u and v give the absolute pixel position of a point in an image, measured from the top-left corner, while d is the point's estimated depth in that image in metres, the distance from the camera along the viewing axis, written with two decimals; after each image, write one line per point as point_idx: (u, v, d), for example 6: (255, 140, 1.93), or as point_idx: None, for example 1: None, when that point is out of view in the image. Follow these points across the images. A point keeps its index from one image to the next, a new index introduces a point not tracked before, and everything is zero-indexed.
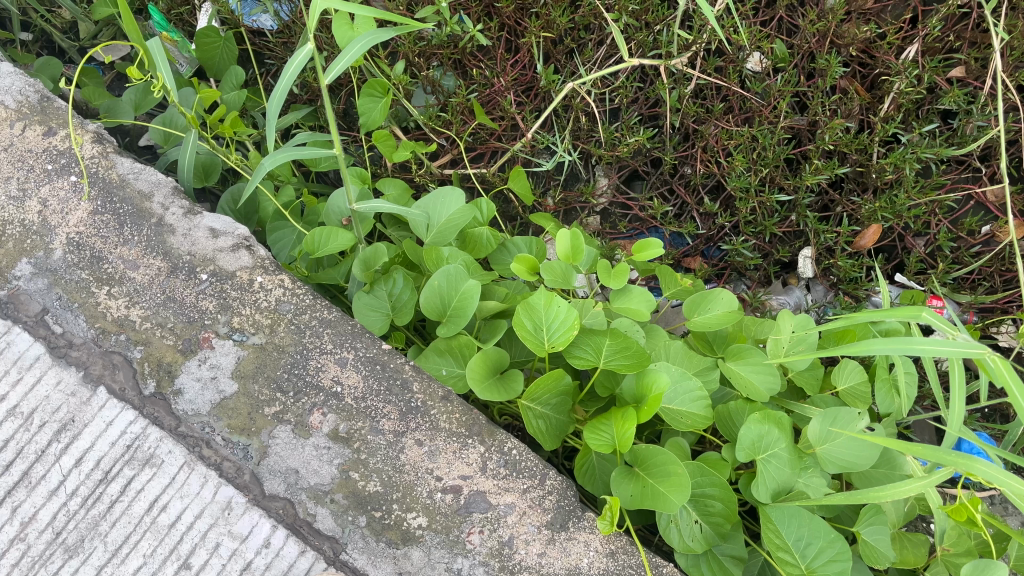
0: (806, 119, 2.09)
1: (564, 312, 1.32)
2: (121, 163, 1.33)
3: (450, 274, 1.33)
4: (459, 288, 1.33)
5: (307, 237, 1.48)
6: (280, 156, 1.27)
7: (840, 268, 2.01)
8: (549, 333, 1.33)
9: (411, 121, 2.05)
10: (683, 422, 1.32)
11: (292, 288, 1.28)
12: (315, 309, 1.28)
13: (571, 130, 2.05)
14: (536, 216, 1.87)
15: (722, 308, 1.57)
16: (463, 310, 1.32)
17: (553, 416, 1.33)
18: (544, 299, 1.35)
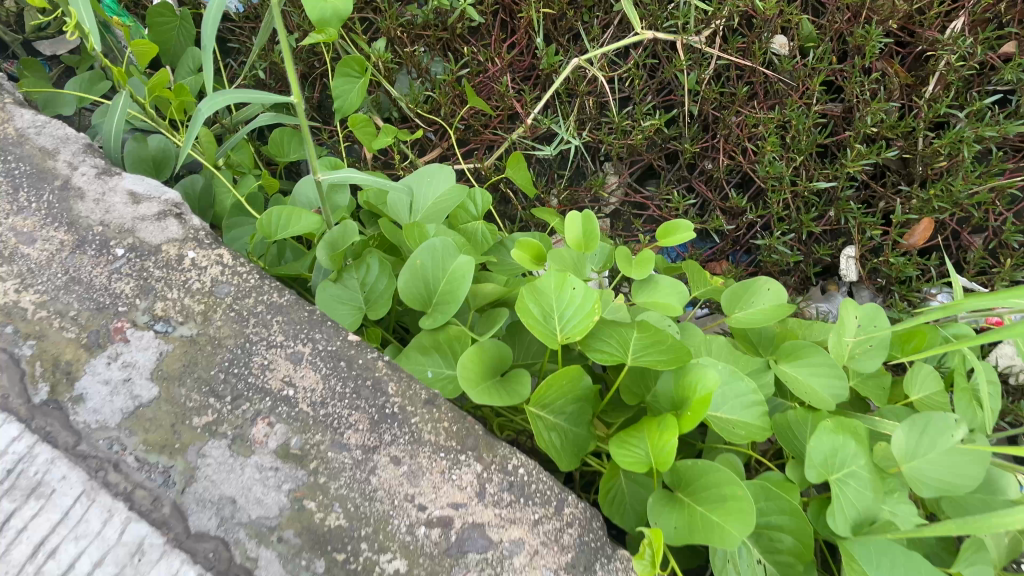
0: (841, 104, 1.84)
1: (579, 295, 1.06)
2: (19, 116, 1.13)
3: (435, 250, 1.07)
4: (447, 266, 1.06)
5: (262, 217, 1.21)
6: (221, 100, 0.99)
7: (893, 266, 1.73)
8: (561, 321, 1.05)
9: (394, 111, 1.81)
10: (736, 433, 1.04)
11: (230, 266, 1.02)
12: (261, 291, 1.02)
13: (576, 116, 1.79)
14: (539, 210, 1.61)
15: (769, 303, 1.30)
16: (452, 294, 1.05)
17: (568, 429, 1.05)
18: (553, 282, 1.08)
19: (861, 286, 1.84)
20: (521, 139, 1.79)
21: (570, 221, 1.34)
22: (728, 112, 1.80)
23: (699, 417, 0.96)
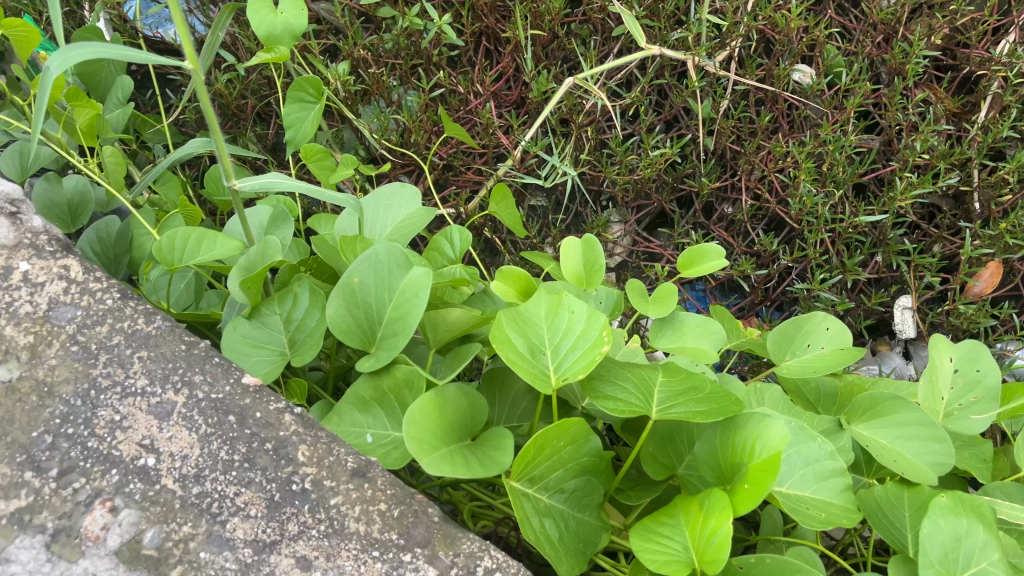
0: (881, 137, 1.56)
1: (579, 320, 0.77)
2: None
3: (378, 265, 0.78)
4: (394, 286, 0.78)
5: (158, 242, 0.92)
6: (75, 55, 0.75)
7: (963, 316, 1.42)
8: (555, 357, 0.75)
9: (361, 149, 1.56)
10: (813, 516, 0.73)
11: (75, 282, 0.74)
12: (119, 315, 0.74)
13: (573, 150, 1.54)
14: (530, 253, 1.33)
15: (830, 345, 1.00)
16: (402, 322, 0.75)
17: (568, 516, 0.73)
18: (542, 307, 0.79)
19: (919, 345, 1.54)
20: (510, 174, 1.53)
21: (568, 249, 1.07)
22: (750, 146, 1.51)
23: (764, 491, 0.65)
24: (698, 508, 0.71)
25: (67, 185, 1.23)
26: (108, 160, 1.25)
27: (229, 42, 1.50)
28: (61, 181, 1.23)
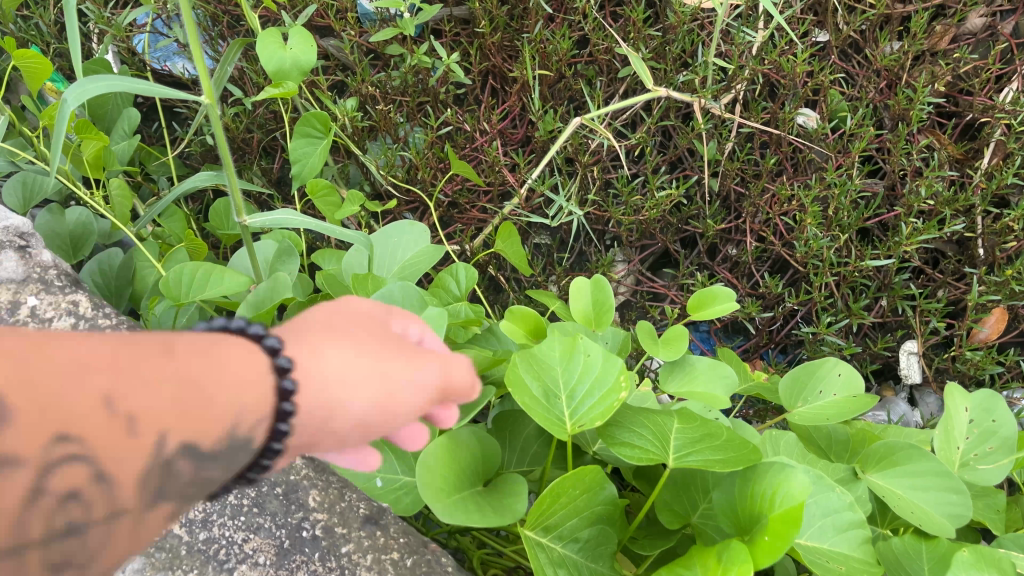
0: (885, 181, 1.56)
1: (594, 364, 0.76)
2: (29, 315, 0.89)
3: (390, 304, 0.78)
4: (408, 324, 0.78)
5: (166, 276, 0.91)
6: (91, 87, 0.75)
7: (969, 362, 1.41)
8: (571, 402, 0.75)
9: (365, 184, 1.56)
10: (833, 569, 0.71)
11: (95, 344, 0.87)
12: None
13: (579, 189, 1.54)
14: (535, 292, 1.32)
15: (842, 392, 0.99)
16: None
17: (582, 567, 0.72)
18: (554, 348, 0.78)
19: (924, 390, 1.53)
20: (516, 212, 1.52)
21: (577, 289, 1.07)
22: (756, 188, 1.51)
23: (786, 543, 0.63)
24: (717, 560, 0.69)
25: (70, 218, 1.23)
26: (115, 192, 1.22)
27: (237, 77, 1.50)
28: (64, 213, 1.23)
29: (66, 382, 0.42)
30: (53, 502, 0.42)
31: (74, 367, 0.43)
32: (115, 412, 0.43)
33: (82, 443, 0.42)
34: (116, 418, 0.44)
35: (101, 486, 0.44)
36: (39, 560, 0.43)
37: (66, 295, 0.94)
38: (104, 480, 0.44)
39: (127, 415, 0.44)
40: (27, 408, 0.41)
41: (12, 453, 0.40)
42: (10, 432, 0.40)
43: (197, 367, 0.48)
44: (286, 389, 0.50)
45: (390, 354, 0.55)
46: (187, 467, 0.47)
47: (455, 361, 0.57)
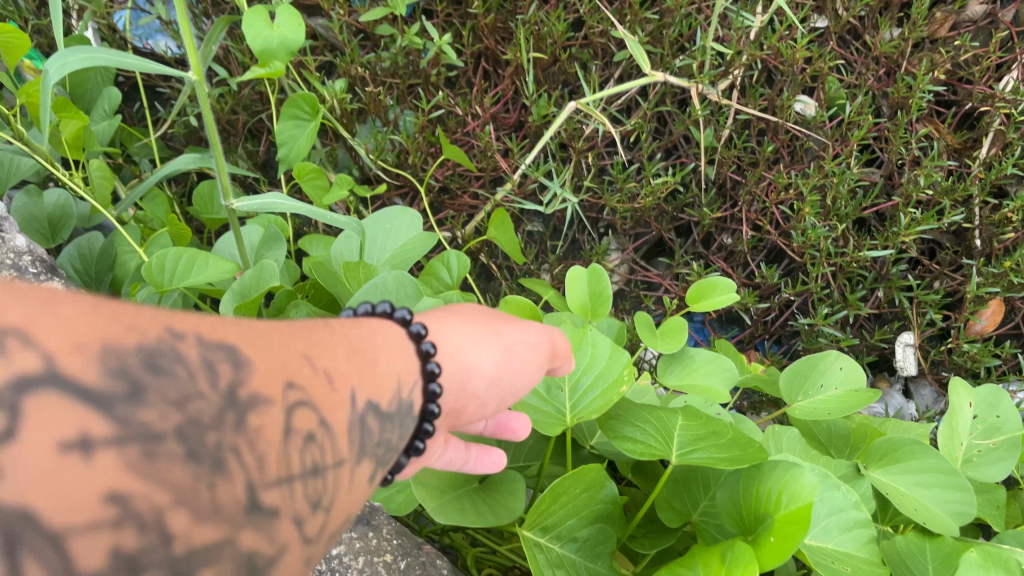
0: (883, 171, 1.53)
1: (600, 356, 0.77)
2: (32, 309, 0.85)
3: (386, 293, 0.78)
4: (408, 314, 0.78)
5: (148, 261, 0.87)
6: (72, 61, 0.73)
7: (967, 355, 1.40)
8: (573, 394, 0.75)
9: (354, 168, 1.52)
10: (840, 570, 0.69)
11: None
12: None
13: (573, 176, 1.50)
14: (528, 281, 1.29)
15: (844, 386, 0.96)
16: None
17: (579, 567, 0.70)
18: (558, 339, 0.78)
19: (919, 381, 1.52)
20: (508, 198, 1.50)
21: (573, 278, 1.04)
22: (753, 176, 1.48)
23: (794, 546, 0.61)
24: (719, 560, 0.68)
25: (48, 200, 1.18)
26: (95, 173, 1.18)
27: (222, 56, 1.45)
28: (43, 195, 1.19)
29: (275, 345, 0.46)
30: (299, 441, 0.45)
31: (276, 332, 0.48)
32: (319, 368, 0.48)
33: (306, 389, 0.46)
34: (320, 372, 0.48)
35: (325, 432, 0.47)
36: (301, 498, 0.44)
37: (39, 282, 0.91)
38: (327, 426, 0.47)
39: (326, 370, 0.49)
40: (260, 358, 0.44)
41: (262, 391, 0.43)
42: (255, 374, 0.43)
43: (356, 338, 0.54)
44: (427, 352, 0.57)
45: (496, 327, 0.63)
46: (375, 424, 0.52)
47: (545, 324, 0.66)
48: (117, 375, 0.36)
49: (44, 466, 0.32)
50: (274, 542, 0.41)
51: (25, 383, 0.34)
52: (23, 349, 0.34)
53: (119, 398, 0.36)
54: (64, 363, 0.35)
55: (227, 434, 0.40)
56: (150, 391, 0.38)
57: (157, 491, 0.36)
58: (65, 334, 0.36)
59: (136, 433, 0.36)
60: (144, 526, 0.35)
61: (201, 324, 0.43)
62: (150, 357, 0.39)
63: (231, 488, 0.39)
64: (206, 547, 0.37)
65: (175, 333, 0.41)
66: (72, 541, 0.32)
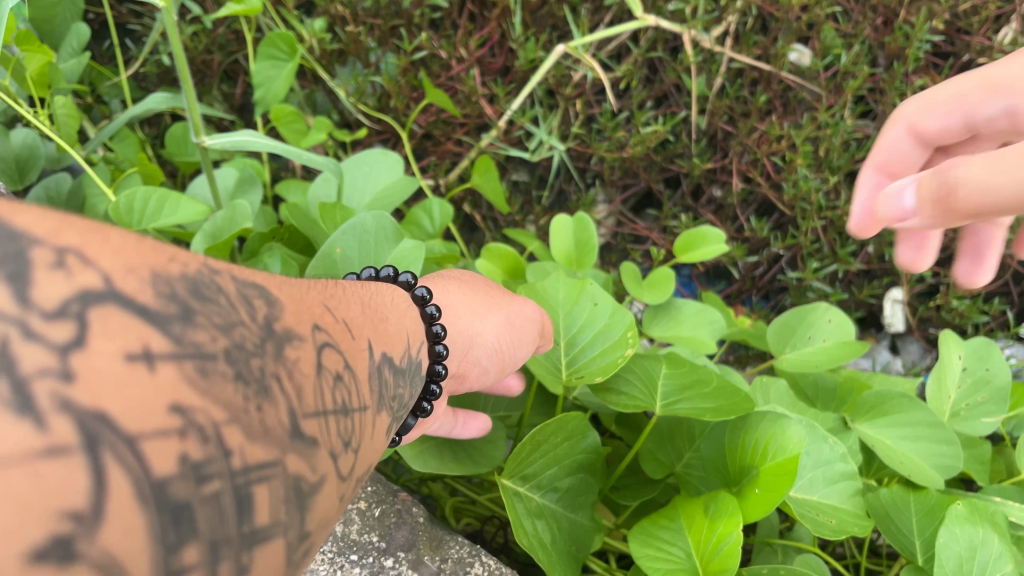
0: (877, 124, 1.49)
1: (601, 314, 0.77)
2: None
3: (363, 237, 0.77)
4: (380, 259, 0.78)
5: (115, 202, 0.84)
6: None
7: (955, 311, 1.39)
8: (572, 350, 0.77)
9: (334, 113, 1.48)
10: (823, 523, 0.68)
11: None
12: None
13: (560, 122, 1.47)
14: (511, 229, 1.26)
15: (833, 338, 0.95)
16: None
17: (560, 517, 0.70)
18: (561, 291, 0.78)
19: (907, 338, 1.50)
20: (494, 145, 1.48)
21: (558, 227, 1.01)
22: (743, 127, 1.44)
23: (778, 500, 0.59)
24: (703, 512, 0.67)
25: (14, 139, 1.14)
26: (60, 110, 1.14)
27: None
28: (8, 134, 1.14)
29: (295, 291, 0.45)
30: (329, 378, 0.42)
31: (294, 284, 0.46)
32: (338, 317, 0.47)
33: (329, 332, 0.44)
34: (339, 321, 0.47)
35: (350, 375, 0.44)
36: (335, 434, 0.40)
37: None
38: (351, 369, 0.45)
39: (343, 320, 0.48)
40: (286, 300, 0.42)
41: (294, 328, 0.40)
42: (282, 312, 0.41)
43: (368, 298, 0.56)
44: (432, 316, 0.62)
45: (493, 300, 0.69)
46: (389, 375, 0.50)
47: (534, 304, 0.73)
48: (169, 298, 0.33)
49: (115, 373, 0.29)
50: (317, 473, 0.38)
51: (89, 292, 0.30)
52: (81, 260, 0.31)
53: (173, 316, 0.33)
54: (118, 278, 0.31)
55: (269, 362, 0.37)
56: (199, 314, 0.34)
57: (216, 407, 0.32)
58: (115, 254, 0.32)
59: (192, 351, 0.32)
60: (207, 438, 0.31)
61: (229, 266, 0.40)
62: (194, 284, 0.35)
63: (277, 413, 0.36)
64: (260, 468, 0.33)
65: (211, 268, 0.38)
66: (145, 445, 0.29)
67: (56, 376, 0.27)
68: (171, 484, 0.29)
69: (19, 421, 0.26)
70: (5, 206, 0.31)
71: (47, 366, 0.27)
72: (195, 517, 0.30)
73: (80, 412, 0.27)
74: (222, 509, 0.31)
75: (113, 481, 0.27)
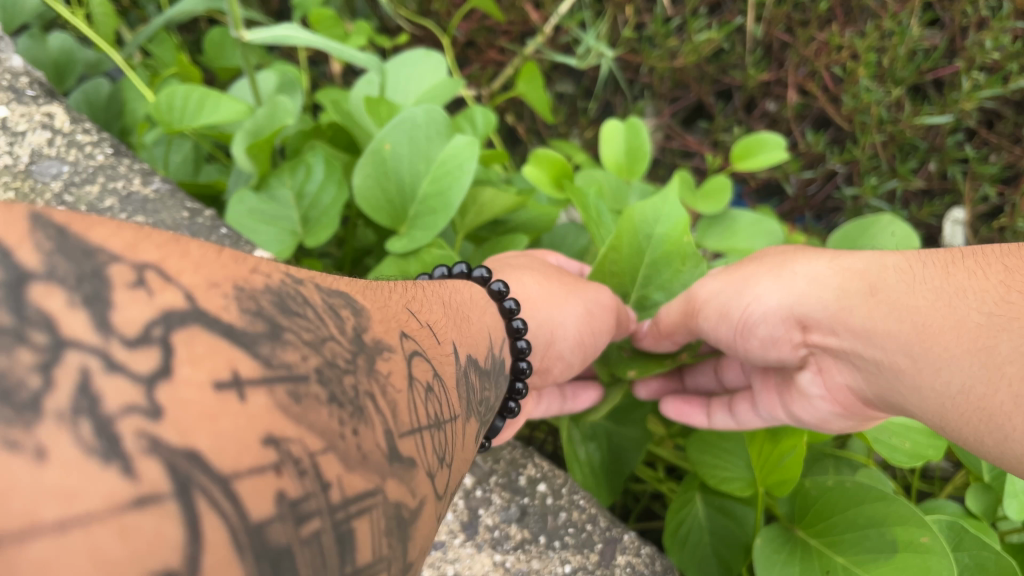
0: (943, 35, 1.36)
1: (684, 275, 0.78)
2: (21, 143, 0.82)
3: (414, 132, 0.83)
4: (433, 157, 0.84)
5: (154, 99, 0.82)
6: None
7: (1021, 233, 1.30)
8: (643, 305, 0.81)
9: (374, 18, 1.45)
10: (899, 447, 0.75)
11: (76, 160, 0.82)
12: (113, 174, 0.82)
13: (608, 29, 1.42)
14: (556, 141, 1.22)
15: (896, 253, 0.91)
16: (441, 198, 0.81)
17: (613, 432, 0.85)
18: (674, 237, 0.75)
19: None
20: (540, 53, 1.44)
21: (609, 132, 0.98)
22: (802, 36, 1.37)
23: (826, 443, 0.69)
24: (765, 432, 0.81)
25: (52, 43, 1.11)
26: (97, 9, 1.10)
27: None
28: (45, 39, 1.11)
29: (375, 292, 0.41)
30: (422, 389, 0.37)
31: (375, 288, 0.42)
32: (422, 322, 0.43)
33: (415, 339, 0.40)
34: (424, 326, 0.43)
35: (440, 386, 0.40)
36: (431, 451, 0.35)
37: (40, 106, 0.85)
38: (440, 378, 0.40)
39: (428, 325, 0.44)
40: (371, 307, 0.38)
41: (383, 339, 0.36)
42: (367, 320, 0.36)
43: (446, 295, 0.54)
44: (511, 310, 0.63)
45: (573, 289, 0.72)
46: (476, 378, 0.48)
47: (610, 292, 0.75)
48: (255, 315, 0.29)
49: (206, 406, 0.25)
50: (419, 497, 0.33)
51: (171, 313, 0.26)
52: (162, 276, 0.26)
53: (262, 335, 0.28)
54: (201, 295, 0.27)
55: (362, 380, 0.32)
56: (287, 330, 0.29)
57: (311, 435, 0.27)
58: (196, 269, 0.28)
59: (282, 374, 0.28)
60: (303, 473, 0.26)
61: (308, 275, 0.36)
62: (279, 297, 0.31)
63: (373, 435, 0.31)
64: (361, 500, 0.28)
65: (295, 277, 0.33)
66: (240, 485, 0.24)
67: (142, 413, 0.23)
68: (269, 528, 0.25)
69: (101, 470, 0.22)
70: (74, 216, 0.26)
71: (133, 401, 0.23)
72: (297, 565, 0.25)
73: (169, 452, 0.23)
74: (326, 554, 0.26)
75: (210, 532, 0.23)
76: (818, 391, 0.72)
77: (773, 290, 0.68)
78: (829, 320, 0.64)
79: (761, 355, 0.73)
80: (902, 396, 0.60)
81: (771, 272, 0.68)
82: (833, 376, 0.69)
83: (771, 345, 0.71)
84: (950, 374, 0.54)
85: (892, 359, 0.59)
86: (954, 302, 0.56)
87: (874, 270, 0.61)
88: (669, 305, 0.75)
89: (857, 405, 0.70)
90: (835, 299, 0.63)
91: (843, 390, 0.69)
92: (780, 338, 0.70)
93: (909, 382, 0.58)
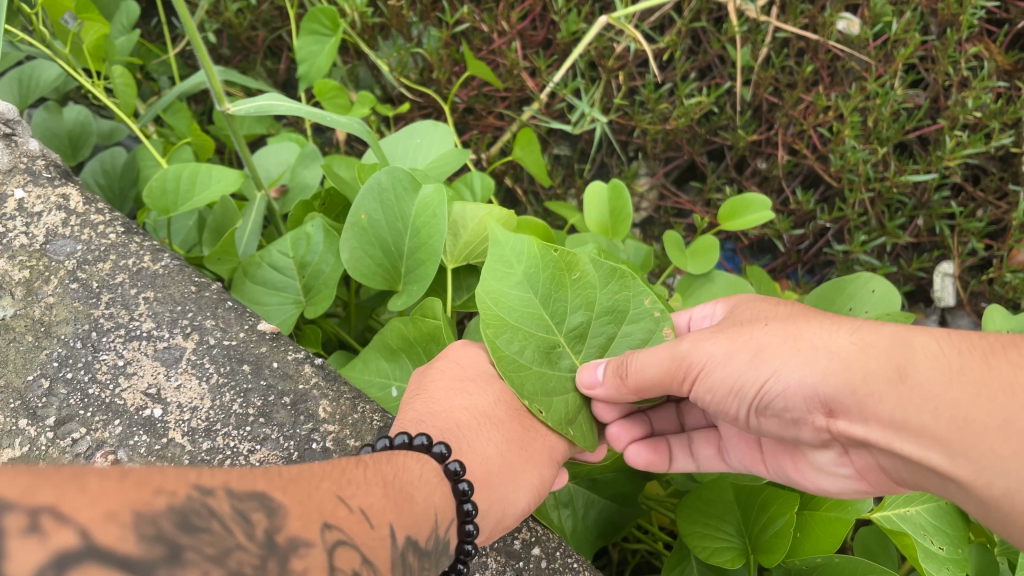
0: (928, 94, 1.40)
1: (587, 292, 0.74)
2: (39, 221, 0.87)
3: (381, 196, 0.85)
4: (408, 211, 0.87)
5: (153, 183, 0.88)
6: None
7: (1010, 286, 1.32)
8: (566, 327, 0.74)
9: (377, 87, 1.51)
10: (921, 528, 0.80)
11: (89, 237, 0.86)
12: (124, 252, 0.86)
13: (600, 94, 1.47)
14: (552, 203, 1.26)
15: (878, 309, 0.94)
16: (427, 246, 0.85)
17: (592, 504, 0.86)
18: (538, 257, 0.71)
19: (957, 313, 1.43)
20: (536, 119, 1.49)
21: (592, 195, 1.02)
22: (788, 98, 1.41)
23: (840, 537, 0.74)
24: (749, 495, 0.81)
25: (68, 116, 1.16)
26: (118, 80, 1.15)
27: None
28: (62, 112, 1.16)
29: (305, 492, 0.47)
30: None
31: (305, 482, 0.49)
32: (352, 507, 0.49)
33: (343, 528, 0.46)
34: (356, 512, 0.48)
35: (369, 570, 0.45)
36: None
37: (55, 188, 0.90)
38: (370, 562, 0.46)
39: (360, 510, 0.49)
40: (291, 503, 0.45)
41: (300, 535, 0.42)
42: (288, 519, 0.43)
43: (387, 473, 0.57)
44: (456, 472, 0.62)
45: (531, 456, 0.71)
46: (415, 559, 0.51)
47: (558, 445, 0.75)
48: (153, 539, 0.35)
49: None
50: None
51: (63, 553, 0.31)
52: (56, 519, 0.32)
53: (159, 560, 0.34)
54: (96, 530, 0.33)
55: None
56: (188, 550, 0.36)
57: None
58: (94, 503, 0.34)
59: None
60: None
61: (228, 478, 0.43)
62: (182, 515, 0.38)
63: None
64: None
65: (204, 489, 0.40)
66: None
67: None
68: None
69: None
70: None
71: None
72: None
73: None
74: None
75: None
76: (834, 470, 0.73)
77: (795, 369, 0.64)
78: (860, 408, 0.63)
79: (769, 428, 0.70)
80: (938, 484, 0.63)
81: (793, 350, 0.65)
82: (863, 454, 0.70)
83: (793, 424, 0.68)
84: (1001, 475, 0.59)
85: (930, 455, 0.61)
86: (1001, 399, 0.59)
87: (906, 353, 0.62)
88: (646, 355, 0.69)
89: (885, 484, 0.72)
90: (864, 386, 0.62)
91: (863, 469, 0.71)
92: (802, 420, 0.67)
93: (956, 479, 0.61)
